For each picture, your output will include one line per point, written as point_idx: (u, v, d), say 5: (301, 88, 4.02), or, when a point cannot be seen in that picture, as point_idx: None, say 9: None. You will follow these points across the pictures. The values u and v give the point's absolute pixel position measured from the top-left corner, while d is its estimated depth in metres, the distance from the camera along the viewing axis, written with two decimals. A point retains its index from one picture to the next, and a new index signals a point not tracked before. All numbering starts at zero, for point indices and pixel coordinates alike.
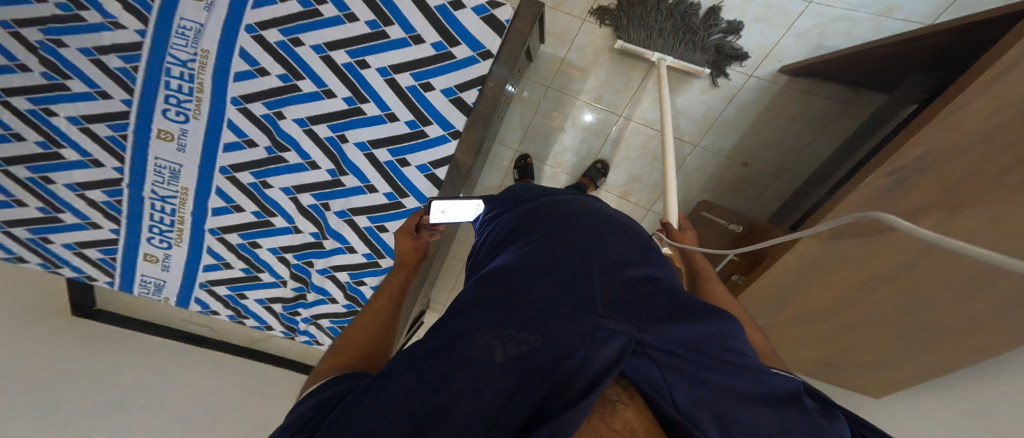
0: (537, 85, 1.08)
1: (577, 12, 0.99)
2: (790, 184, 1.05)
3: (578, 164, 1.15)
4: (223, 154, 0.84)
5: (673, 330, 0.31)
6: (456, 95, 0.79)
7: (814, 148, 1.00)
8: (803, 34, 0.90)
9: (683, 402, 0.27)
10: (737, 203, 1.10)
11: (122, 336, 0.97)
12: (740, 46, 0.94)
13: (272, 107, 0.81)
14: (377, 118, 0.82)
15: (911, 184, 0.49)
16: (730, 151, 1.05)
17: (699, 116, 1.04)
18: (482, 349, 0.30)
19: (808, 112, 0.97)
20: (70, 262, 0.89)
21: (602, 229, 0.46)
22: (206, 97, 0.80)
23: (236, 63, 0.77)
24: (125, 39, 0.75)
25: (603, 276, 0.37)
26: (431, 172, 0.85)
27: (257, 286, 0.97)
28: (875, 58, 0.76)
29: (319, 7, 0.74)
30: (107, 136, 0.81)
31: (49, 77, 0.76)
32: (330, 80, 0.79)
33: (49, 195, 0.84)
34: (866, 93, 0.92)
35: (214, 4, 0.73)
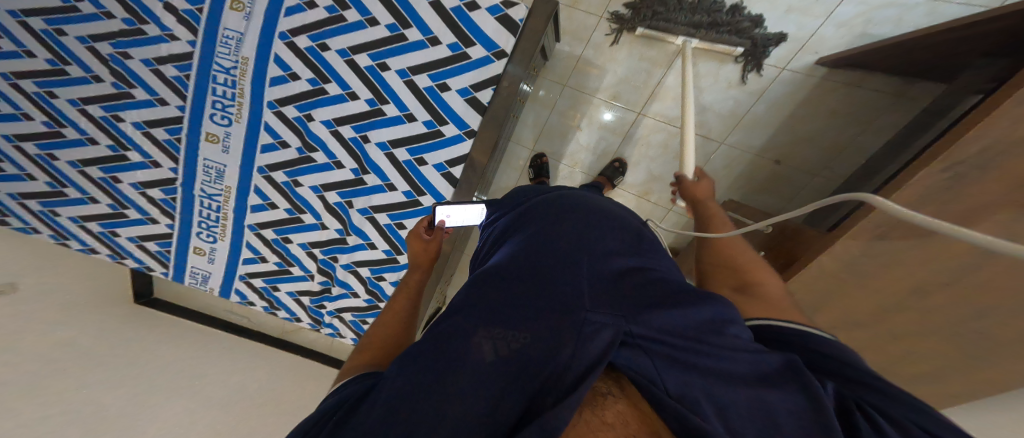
0: (553, 83, 1.07)
1: (593, 9, 0.97)
2: (829, 183, 0.98)
3: (595, 163, 1.13)
4: (260, 155, 0.88)
5: (660, 318, 0.31)
6: (471, 94, 0.79)
7: (857, 143, 0.94)
8: (845, 24, 0.85)
9: (673, 387, 0.27)
10: (768, 203, 1.04)
11: (172, 323, 1.04)
12: (774, 35, 0.88)
13: (302, 110, 0.84)
14: (396, 118, 0.83)
15: (970, 182, 0.45)
16: (759, 148, 1.00)
17: (726, 112, 0.99)
18: (475, 349, 0.30)
19: (849, 105, 0.91)
20: (133, 254, 0.97)
21: (594, 221, 0.45)
22: (246, 102, 0.83)
23: (272, 68, 0.80)
24: (180, 50, 0.79)
25: (592, 271, 0.38)
26: (447, 171, 0.86)
27: (288, 279, 1.01)
28: (930, 48, 0.70)
29: (344, 13, 0.76)
30: (164, 139, 0.86)
31: (118, 86, 0.81)
32: (354, 83, 0.81)
33: (116, 193, 0.91)
34: (920, 83, 0.85)
35: (252, 14, 0.76)
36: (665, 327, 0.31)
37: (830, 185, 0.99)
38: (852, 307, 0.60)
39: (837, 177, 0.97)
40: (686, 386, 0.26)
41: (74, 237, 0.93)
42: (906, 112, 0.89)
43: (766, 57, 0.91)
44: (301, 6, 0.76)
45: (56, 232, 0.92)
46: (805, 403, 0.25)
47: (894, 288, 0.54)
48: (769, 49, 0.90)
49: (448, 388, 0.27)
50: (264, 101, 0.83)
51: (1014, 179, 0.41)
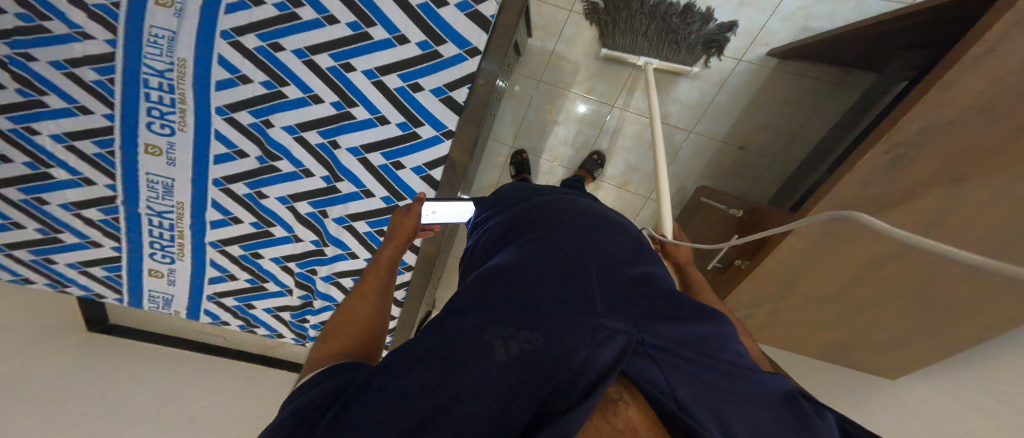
0: (528, 79, 1.07)
1: (562, 3, 0.98)
2: (788, 166, 1.04)
3: (574, 157, 1.14)
4: (214, 166, 0.84)
5: (671, 329, 0.33)
6: (446, 94, 0.78)
7: (809, 128, 0.99)
8: (789, 17, 0.90)
9: (684, 398, 0.28)
10: (737, 186, 1.09)
11: (137, 351, 0.99)
12: (730, 26, 0.92)
13: (259, 115, 0.81)
14: (367, 121, 0.81)
15: (910, 161, 0.49)
16: (725, 135, 1.04)
17: (692, 102, 1.02)
18: (483, 349, 0.30)
19: (800, 93, 0.96)
20: (77, 281, 0.91)
21: (597, 227, 0.46)
22: (188, 108, 0.79)
23: (216, 70, 0.76)
24: (97, 50, 0.73)
25: (600, 274, 0.38)
26: (427, 174, 0.85)
27: (263, 296, 0.98)
28: (863, 39, 0.75)
29: (296, 10, 0.73)
30: (94, 154, 0.81)
31: (25, 93, 0.75)
32: (315, 85, 0.78)
33: (43, 216, 0.85)
34: (856, 73, 0.91)
35: (184, 11, 0.72)
36: (672, 338, 0.33)
37: (789, 167, 1.04)
38: (816, 286, 0.64)
39: (796, 159, 1.03)
40: (697, 401, 0.28)
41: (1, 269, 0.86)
42: (847, 98, 0.94)
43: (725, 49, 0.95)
44: (244, 2, 0.72)
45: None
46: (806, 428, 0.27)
47: (850, 263, 0.59)
48: (729, 38, 0.94)
49: (454, 386, 0.28)
50: (212, 106, 0.79)
51: (949, 156, 0.47)
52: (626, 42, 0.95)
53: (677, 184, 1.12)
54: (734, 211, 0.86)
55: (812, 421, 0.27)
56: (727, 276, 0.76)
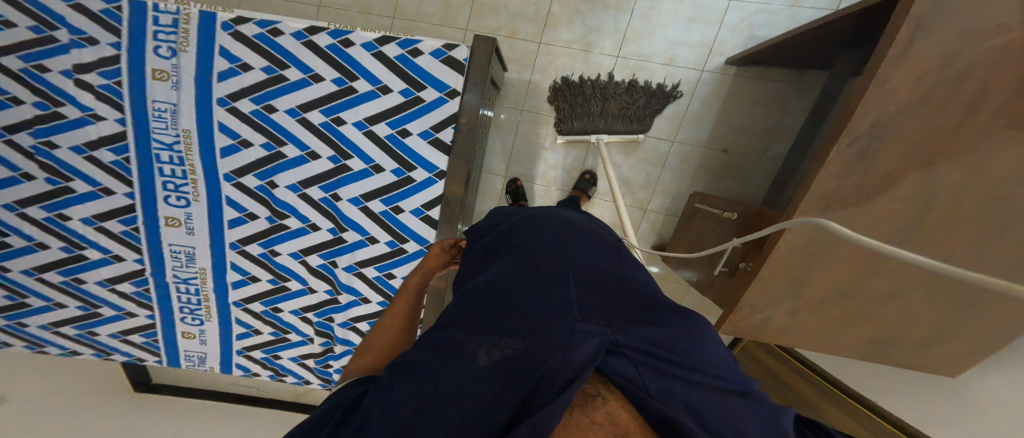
0: (511, 109, 1.11)
1: (531, 36, 1.05)
2: (775, 162, 1.04)
3: (566, 178, 1.15)
4: (230, 230, 0.86)
5: (643, 331, 0.36)
6: (433, 135, 0.81)
7: (785, 125, 1.01)
8: (735, 28, 0.97)
9: (656, 389, 0.30)
10: (729, 188, 1.08)
11: (164, 415, 0.99)
12: (684, 44, 1.00)
13: (264, 177, 0.83)
14: (363, 171, 0.83)
15: (875, 152, 0.47)
16: (707, 140, 1.05)
17: (669, 113, 1.05)
18: (469, 355, 0.31)
19: (766, 94, 1.00)
20: (118, 349, 0.93)
21: (576, 238, 0.48)
22: (200, 178, 0.82)
23: (219, 138, 0.79)
24: (109, 130, 0.77)
25: (579, 282, 0.40)
26: (425, 215, 0.86)
27: (288, 346, 0.97)
28: (803, 44, 0.78)
29: (283, 72, 0.77)
30: (121, 231, 0.83)
31: (54, 181, 0.78)
32: (311, 142, 0.81)
33: (84, 294, 0.87)
34: (810, 73, 0.95)
35: (180, 82, 0.76)
36: (646, 339, 0.35)
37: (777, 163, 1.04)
38: (842, 276, 0.59)
39: (779, 156, 1.02)
40: (672, 396, 0.30)
41: (50, 344, 0.89)
42: (809, 93, 0.98)
43: (686, 62, 1.01)
44: (235, 70, 0.76)
45: (29, 342, 0.88)
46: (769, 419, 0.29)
47: (856, 256, 0.57)
48: (689, 50, 1.00)
49: (443, 390, 0.28)
50: (219, 174, 0.82)
51: (923, 134, 0.44)
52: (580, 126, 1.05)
53: (672, 192, 1.11)
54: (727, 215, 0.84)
55: (771, 411, 0.30)
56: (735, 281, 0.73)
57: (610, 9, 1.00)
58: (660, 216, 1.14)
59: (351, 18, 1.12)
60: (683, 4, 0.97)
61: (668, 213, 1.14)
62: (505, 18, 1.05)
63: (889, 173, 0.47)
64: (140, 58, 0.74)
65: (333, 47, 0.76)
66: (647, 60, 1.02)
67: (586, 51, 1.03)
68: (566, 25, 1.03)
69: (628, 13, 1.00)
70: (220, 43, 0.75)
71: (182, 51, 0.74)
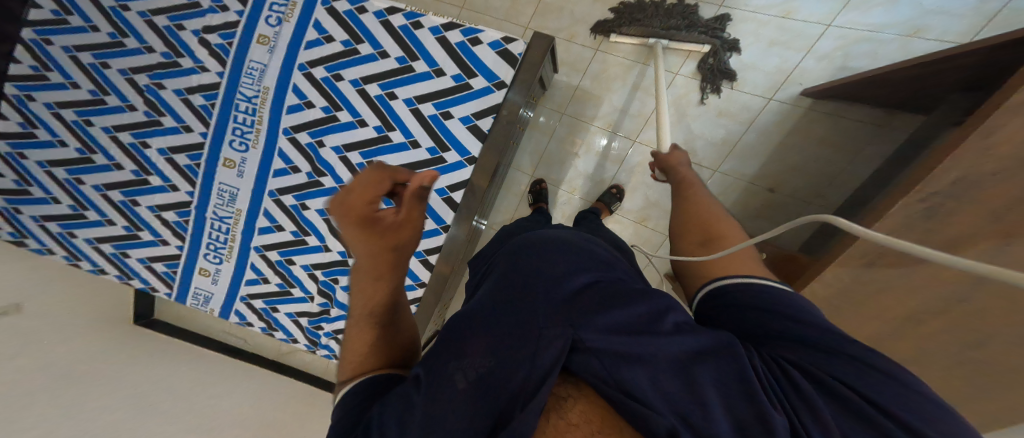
0: (552, 111, 1.11)
1: (589, 42, 1.05)
2: (825, 210, 0.99)
3: (592, 189, 1.13)
4: (273, 179, 0.89)
5: (607, 319, 0.31)
6: (473, 122, 0.81)
7: (849, 173, 0.95)
8: (826, 56, 0.92)
9: (630, 383, 0.27)
10: (764, 230, 1.04)
11: (160, 345, 1.03)
12: (756, 69, 0.97)
13: (315, 136, 0.85)
14: (401, 145, 0.84)
15: (950, 210, 0.46)
16: (753, 176, 1.02)
17: (718, 140, 1.03)
18: (445, 379, 0.29)
19: (837, 135, 0.94)
20: (138, 273, 0.97)
21: (551, 245, 0.43)
22: (264, 129, 0.85)
23: (289, 97, 0.84)
24: (209, 80, 0.84)
25: (545, 286, 0.35)
26: (448, 195, 0.85)
27: (286, 301, 0.99)
28: (900, 79, 0.75)
29: (358, 46, 0.81)
30: (185, 165, 0.88)
31: (149, 115, 0.85)
32: (364, 111, 0.83)
33: (133, 216, 0.92)
34: (901, 115, 0.89)
35: (275, 47, 0.82)
36: (608, 327, 0.30)
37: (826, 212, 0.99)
38: (873, 338, 0.56)
39: (833, 204, 0.97)
40: (644, 383, 0.27)
41: (85, 258, 0.94)
42: (890, 142, 0.91)
43: (748, 91, 0.98)
44: (319, 40, 0.81)
45: (67, 251, 0.93)
46: (741, 380, 0.26)
47: (888, 316, 0.54)
48: (758, 75, 0.97)
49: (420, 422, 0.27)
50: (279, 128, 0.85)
51: (989, 211, 0.44)
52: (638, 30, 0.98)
53: None
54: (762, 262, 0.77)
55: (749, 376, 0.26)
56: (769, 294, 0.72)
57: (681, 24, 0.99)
58: None
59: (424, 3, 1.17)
60: (768, 26, 0.94)
61: None
62: (567, 21, 1.06)
63: None
64: (252, 21, 0.81)
65: (404, 28, 0.79)
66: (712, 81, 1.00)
67: (646, 63, 1.02)
68: None
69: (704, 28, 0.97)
70: (316, 17, 0.80)
71: (287, 20, 0.81)
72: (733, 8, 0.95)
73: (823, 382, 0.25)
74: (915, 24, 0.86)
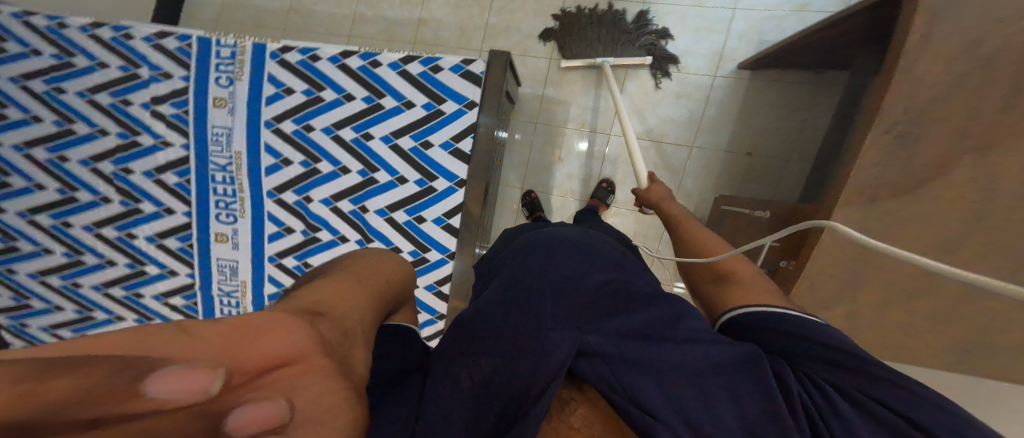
0: (526, 123, 1.13)
1: (543, 54, 1.09)
2: (806, 164, 0.97)
3: (584, 188, 1.12)
4: (270, 244, 0.90)
5: (619, 324, 0.35)
6: (454, 146, 0.84)
7: (809, 126, 0.97)
8: (743, 35, 1.00)
9: (636, 390, 0.30)
10: (758, 193, 1.01)
11: None
12: (693, 53, 1.02)
13: (301, 193, 0.88)
14: (388, 183, 0.86)
15: (915, 137, 0.51)
16: (728, 145, 1.02)
17: (684, 119, 1.04)
18: (448, 380, 0.33)
19: (785, 98, 0.98)
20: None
21: (562, 246, 0.45)
22: (247, 195, 0.88)
23: (264, 158, 0.86)
24: (175, 155, 0.87)
25: (558, 291, 0.39)
26: (446, 223, 0.87)
27: None
28: (816, 42, 0.80)
29: (320, 93, 0.84)
30: (176, 247, 0.91)
31: (125, 203, 0.89)
32: (343, 158, 0.86)
33: (138, 307, 0.93)
34: (830, 72, 0.95)
35: (234, 108, 0.85)
36: (619, 332, 0.34)
37: (807, 165, 0.97)
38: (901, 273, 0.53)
39: (807, 156, 0.97)
40: (649, 392, 0.30)
41: None
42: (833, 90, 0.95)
43: (696, 70, 1.03)
44: (280, 94, 0.84)
45: (26, 342, 0.93)
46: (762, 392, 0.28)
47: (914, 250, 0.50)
48: (697, 57, 1.02)
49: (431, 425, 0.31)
50: (263, 191, 0.88)
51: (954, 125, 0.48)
52: (586, 50, 1.03)
53: (695, 200, 1.05)
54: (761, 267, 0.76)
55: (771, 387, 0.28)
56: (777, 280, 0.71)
57: None
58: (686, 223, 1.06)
59: (376, 46, 1.17)
60: (689, 16, 1.02)
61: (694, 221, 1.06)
62: (516, 38, 1.10)
63: None
64: (205, 87, 0.84)
65: (362, 68, 0.82)
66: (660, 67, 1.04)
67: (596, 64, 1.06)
68: None
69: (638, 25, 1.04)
70: (269, 71, 0.84)
71: (238, 79, 0.84)
72: (657, 4, 1.03)
73: (860, 402, 0.26)
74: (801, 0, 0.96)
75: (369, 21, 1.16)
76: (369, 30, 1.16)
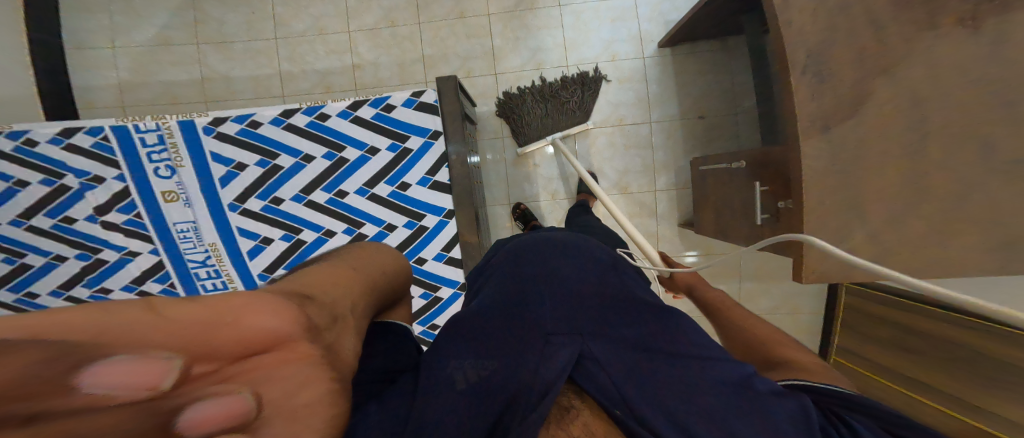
0: (492, 140, 1.15)
1: (485, 71, 1.12)
2: (752, 113, 1.04)
3: (568, 186, 1.15)
4: None
5: (619, 332, 0.39)
6: (431, 179, 0.85)
7: (739, 81, 1.05)
8: (651, 18, 1.07)
9: (635, 400, 0.33)
10: (725, 148, 1.06)
11: None
12: (619, 40, 1.08)
13: (292, 266, 0.88)
14: (379, 234, 0.87)
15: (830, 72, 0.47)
16: (680, 113, 1.07)
17: (634, 100, 1.08)
18: (448, 378, 0.35)
19: (709, 63, 1.05)
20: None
21: (560, 256, 0.49)
22: (239, 284, 0.88)
23: (242, 242, 0.86)
24: (147, 261, 0.85)
25: (556, 298, 0.42)
26: (448, 256, 0.88)
27: None
28: (709, 16, 0.85)
29: (275, 161, 0.84)
30: None
31: None
32: (323, 221, 0.86)
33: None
34: (733, 37, 1.04)
35: (189, 198, 0.84)
36: (620, 342, 0.38)
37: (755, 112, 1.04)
38: None
39: (750, 106, 1.05)
40: (641, 398, 0.33)
41: None
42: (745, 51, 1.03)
43: (628, 56, 1.08)
44: (231, 171, 0.84)
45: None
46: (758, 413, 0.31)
47: None
48: (623, 45, 1.08)
49: (424, 421, 0.32)
50: (254, 275, 0.87)
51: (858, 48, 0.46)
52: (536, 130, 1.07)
53: (673, 168, 1.09)
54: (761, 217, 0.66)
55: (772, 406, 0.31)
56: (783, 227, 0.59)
57: (544, 28, 1.09)
58: (671, 194, 1.10)
59: (316, 100, 1.16)
60: (601, 10, 1.07)
61: (679, 188, 1.10)
62: (457, 62, 1.12)
63: (853, 87, 0.46)
64: (147, 185, 0.83)
65: (311, 124, 0.83)
66: (593, 61, 1.09)
67: (540, 69, 1.10)
68: (512, 52, 1.11)
69: (559, 27, 1.09)
70: (210, 150, 0.83)
71: (178, 165, 0.82)
72: (571, 4, 1.08)
73: None
74: None
75: (300, 77, 1.16)
76: (303, 85, 1.16)
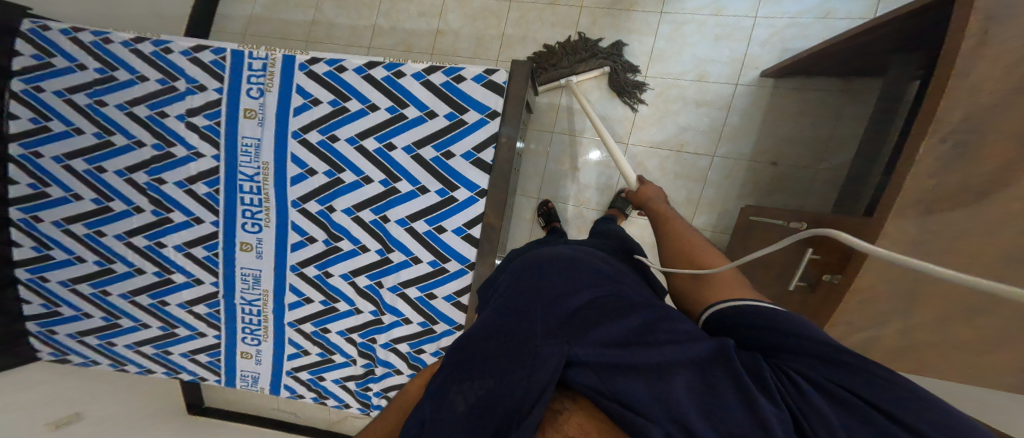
0: (541, 132, 1.13)
1: None
2: (835, 173, 0.95)
3: (602, 198, 1.11)
4: (292, 253, 0.94)
5: (606, 325, 0.31)
6: (475, 156, 0.85)
7: (839, 133, 0.95)
8: (766, 42, 0.99)
9: (641, 401, 0.25)
10: (786, 202, 0.98)
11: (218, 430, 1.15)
12: (716, 61, 1.02)
13: (324, 202, 0.91)
14: (411, 193, 0.88)
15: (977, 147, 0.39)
16: (751, 154, 1.00)
17: (705, 128, 1.03)
18: (441, 409, 0.28)
19: (812, 105, 0.97)
20: (131, 360, 1.02)
21: (549, 260, 0.41)
22: (272, 205, 0.92)
23: (291, 167, 0.90)
24: (206, 165, 0.92)
25: (543, 301, 0.34)
26: (466, 233, 0.88)
27: (332, 367, 1.00)
28: (867, 50, 0.75)
29: (345, 103, 0.87)
30: (203, 256, 0.96)
31: (157, 212, 0.94)
32: (366, 168, 0.89)
33: (165, 315, 0.99)
34: (860, 79, 0.94)
35: (264, 118, 0.89)
36: (602, 338, 0.30)
37: (838, 174, 0.95)
38: None
39: (839, 165, 0.95)
40: (631, 388, 0.26)
41: (130, 362, 1.02)
42: (864, 101, 0.94)
43: (721, 79, 1.02)
44: (307, 104, 0.88)
45: (56, 349, 1.00)
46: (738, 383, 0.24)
47: None
48: (715, 65, 1.02)
49: None
50: (289, 201, 0.92)
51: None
52: (556, 74, 1.07)
53: (718, 209, 1.03)
54: (796, 283, 0.61)
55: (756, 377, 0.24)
56: (817, 298, 0.54)
57: (634, 33, 1.06)
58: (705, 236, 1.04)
59: (395, 57, 1.19)
60: (708, 25, 1.02)
61: (716, 231, 1.03)
62: (533, 48, 1.11)
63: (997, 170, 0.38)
64: (237, 98, 0.89)
65: (387, 78, 0.85)
66: (676, 77, 1.04)
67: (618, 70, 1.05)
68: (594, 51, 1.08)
69: (652, 35, 1.05)
70: (298, 83, 0.87)
71: (268, 91, 0.88)
72: (674, 14, 1.04)
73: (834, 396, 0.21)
74: (825, 7, 0.96)
75: (387, 33, 1.19)
76: (386, 41, 1.19)
